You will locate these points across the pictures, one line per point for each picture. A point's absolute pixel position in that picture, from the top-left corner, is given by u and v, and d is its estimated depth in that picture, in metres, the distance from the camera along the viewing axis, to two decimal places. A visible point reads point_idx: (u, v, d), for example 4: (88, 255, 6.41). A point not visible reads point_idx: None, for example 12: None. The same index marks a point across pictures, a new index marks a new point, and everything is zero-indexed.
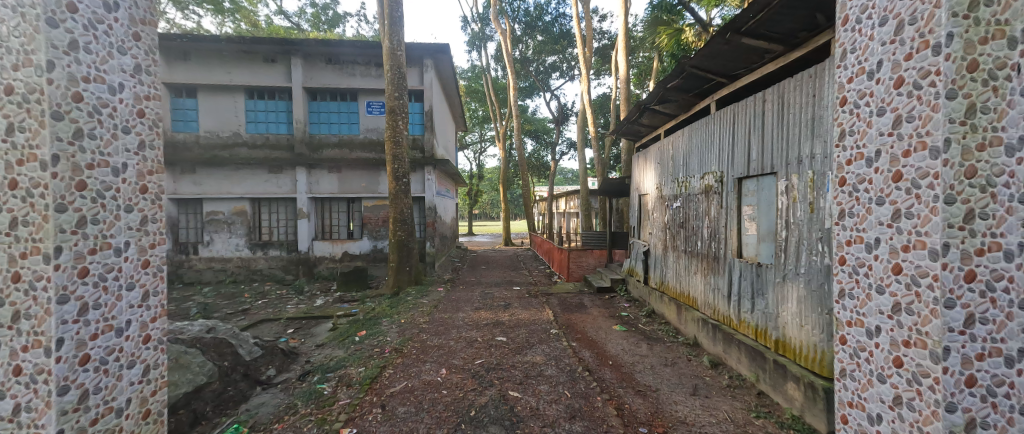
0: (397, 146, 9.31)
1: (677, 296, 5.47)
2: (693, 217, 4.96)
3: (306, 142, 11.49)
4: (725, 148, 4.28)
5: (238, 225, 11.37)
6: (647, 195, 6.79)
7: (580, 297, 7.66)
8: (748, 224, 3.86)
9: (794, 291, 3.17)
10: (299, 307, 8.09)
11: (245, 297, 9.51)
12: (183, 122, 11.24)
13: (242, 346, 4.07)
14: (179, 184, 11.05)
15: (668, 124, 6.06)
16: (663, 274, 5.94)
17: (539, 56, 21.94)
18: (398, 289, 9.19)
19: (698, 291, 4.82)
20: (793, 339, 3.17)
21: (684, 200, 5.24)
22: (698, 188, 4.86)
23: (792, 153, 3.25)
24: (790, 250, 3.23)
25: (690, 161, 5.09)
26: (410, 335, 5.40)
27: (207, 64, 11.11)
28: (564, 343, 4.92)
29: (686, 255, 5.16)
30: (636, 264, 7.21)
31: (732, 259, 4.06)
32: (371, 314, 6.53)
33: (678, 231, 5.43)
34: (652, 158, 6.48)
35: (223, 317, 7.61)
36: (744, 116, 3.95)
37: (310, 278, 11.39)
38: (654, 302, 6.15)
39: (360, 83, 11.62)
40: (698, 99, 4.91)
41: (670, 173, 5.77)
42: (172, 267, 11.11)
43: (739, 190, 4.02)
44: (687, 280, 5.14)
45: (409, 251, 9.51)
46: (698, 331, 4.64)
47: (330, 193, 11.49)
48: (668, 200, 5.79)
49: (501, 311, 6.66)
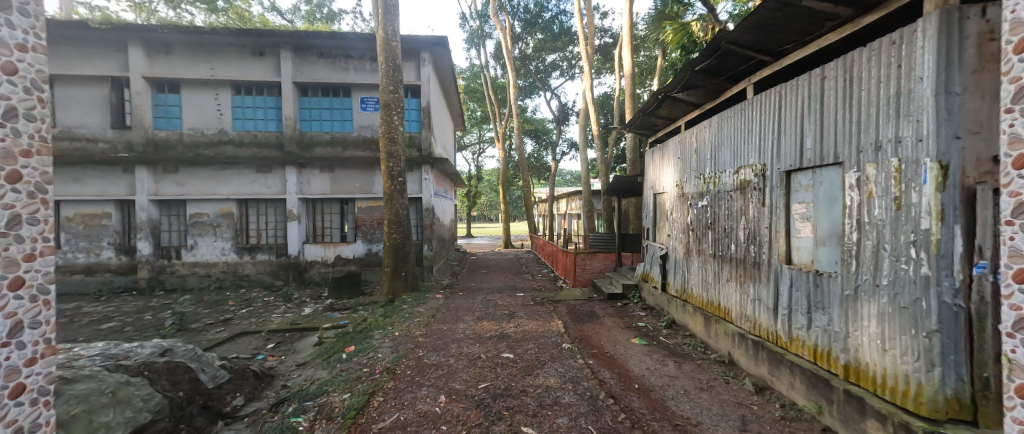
0: (393, 143, 8.72)
1: (703, 305, 4.90)
2: (724, 217, 4.38)
3: (297, 140, 10.89)
4: (767, 137, 3.71)
5: (224, 228, 10.73)
6: (664, 194, 6.22)
7: (590, 304, 7.07)
8: (801, 224, 3.28)
9: (872, 307, 2.59)
10: (286, 316, 7.48)
11: (230, 304, 8.87)
12: (165, 119, 10.59)
13: (205, 370, 3.44)
14: (161, 184, 10.42)
15: (689, 115, 5.50)
16: (685, 280, 5.37)
17: (540, 55, 21.41)
18: (393, 296, 8.56)
19: (730, 301, 4.27)
20: (871, 365, 2.60)
21: (711, 198, 4.68)
22: (730, 183, 4.30)
23: (866, 138, 2.67)
24: (866, 257, 2.65)
25: (719, 154, 4.53)
26: (405, 351, 4.79)
27: (190, 57, 10.49)
28: (580, 361, 4.31)
29: (715, 261, 4.59)
30: (652, 269, 6.64)
31: (779, 266, 3.48)
32: (363, 325, 5.91)
33: (705, 233, 4.85)
34: (671, 153, 5.91)
35: (202, 328, 6.96)
36: (792, 98, 3.39)
37: (301, 284, 10.75)
38: (674, 312, 5.59)
39: (353, 78, 11.04)
40: (731, 84, 4.34)
41: (693, 169, 5.20)
42: (153, 273, 10.42)
43: (787, 184, 3.44)
44: (717, 289, 4.56)
45: (405, 255, 8.89)
46: (733, 347, 4.07)
47: (322, 194, 10.88)
48: (691, 198, 5.21)
49: (506, 321, 6.06)
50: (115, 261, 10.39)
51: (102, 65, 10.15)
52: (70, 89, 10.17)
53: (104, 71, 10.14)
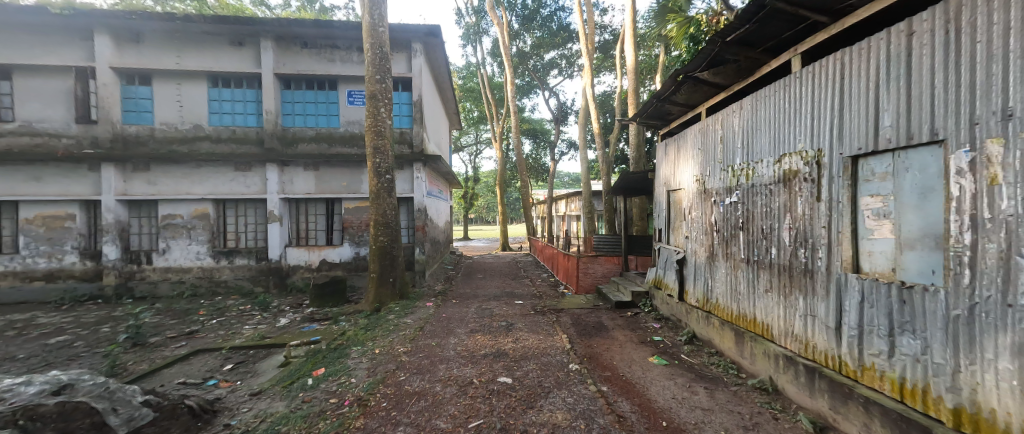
0: (379, 138, 7.99)
1: (732, 318, 4.22)
2: (762, 215, 3.71)
3: (278, 136, 10.14)
4: (822, 116, 3.02)
5: (199, 230, 9.95)
6: (681, 191, 5.54)
7: (596, 314, 6.36)
8: (877, 223, 2.59)
9: (1004, 337, 1.89)
10: (259, 329, 6.73)
11: (200, 314, 8.09)
12: (135, 113, 9.82)
13: (118, 410, 2.67)
14: (130, 184, 9.64)
15: (712, 100, 4.81)
16: (709, 289, 4.69)
17: (538, 52, 20.76)
18: (380, 305, 7.81)
19: (769, 315, 3.59)
20: (1000, 414, 1.90)
21: (743, 193, 4.00)
22: (769, 176, 3.61)
23: (986, 105, 1.99)
24: (988, 266, 1.96)
25: (753, 141, 3.86)
26: (383, 375, 4.05)
27: (161, 46, 9.74)
28: (591, 388, 3.60)
29: (749, 267, 3.91)
30: (666, 275, 5.95)
31: (844, 275, 2.79)
32: (338, 341, 5.16)
33: (734, 235, 4.17)
34: (689, 145, 5.24)
35: (161, 342, 6.20)
36: (859, 66, 2.71)
37: (282, 291, 9.99)
38: (696, 326, 4.89)
39: (340, 70, 10.31)
40: (768, 58, 3.67)
41: (718, 160, 4.51)
42: (121, 280, 9.63)
43: (853, 173, 2.76)
44: (751, 300, 3.87)
45: (393, 259, 8.15)
46: (778, 372, 3.38)
47: (305, 193, 10.14)
48: (717, 195, 4.53)
49: (502, 335, 5.35)
50: (79, 266, 9.58)
51: (64, 54, 9.38)
52: (29, 81, 9.40)
53: (67, 61, 9.37)
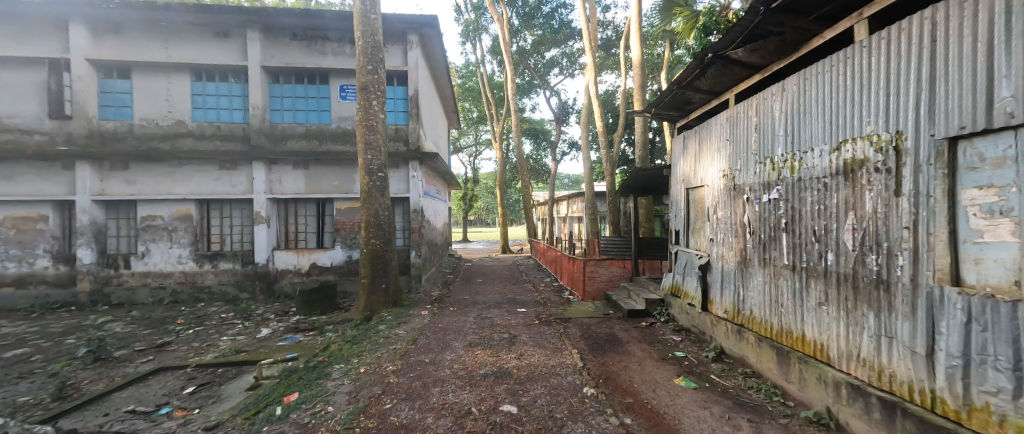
0: (371, 133, 7.41)
1: (771, 334, 3.64)
2: (813, 214, 3.13)
3: (265, 133, 9.57)
4: (902, 91, 2.45)
5: (181, 232, 9.36)
6: (705, 188, 4.96)
7: (608, 324, 5.77)
8: (991, 222, 2.00)
9: None
10: (237, 341, 6.14)
11: (177, 323, 7.49)
12: (114, 108, 9.24)
13: None
14: (107, 183, 9.05)
15: (743, 84, 4.24)
16: (741, 299, 4.11)
17: (539, 50, 20.17)
18: (371, 313, 7.20)
19: (824, 333, 3.02)
20: None
21: (787, 188, 3.42)
22: (823, 167, 3.05)
23: None
24: None
25: (800, 127, 3.30)
26: (367, 401, 3.46)
27: (143, 38, 9.18)
28: (612, 421, 3.01)
29: (795, 275, 3.33)
30: (686, 281, 5.37)
31: (939, 289, 2.22)
32: (319, 358, 4.56)
33: (775, 237, 3.59)
34: (715, 136, 4.67)
35: (126, 357, 5.60)
36: (959, 26, 2.14)
37: (269, 297, 9.39)
38: (725, 341, 4.31)
39: (332, 63, 9.75)
40: (823, 28, 3.07)
41: (753, 152, 3.93)
42: (97, 286, 9.03)
43: (950, 160, 2.18)
44: (799, 315, 3.29)
45: (386, 264, 7.55)
46: (839, 403, 2.80)
47: (294, 193, 9.56)
48: (752, 192, 3.94)
49: (505, 350, 4.76)
50: (52, 271, 8.99)
51: (37, 46, 8.80)
52: None
53: (39, 53, 8.79)
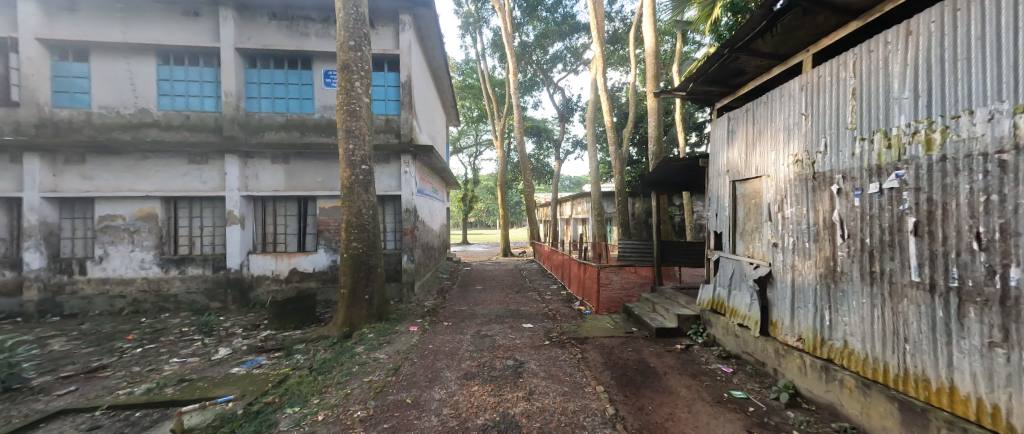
0: (354, 119, 6.38)
1: (885, 378, 2.59)
2: (976, 210, 2.08)
3: (240, 123, 8.56)
4: None
5: (145, 234, 8.33)
6: (765, 179, 3.90)
7: (635, 346, 4.72)
8: None
9: None
10: (185, 365, 5.09)
11: (127, 338, 6.44)
12: (68, 94, 8.23)
13: None
14: (60, 178, 8.02)
15: (829, 38, 3.22)
16: (831, 325, 3.05)
17: (541, 44, 19.16)
18: (352, 328, 6.15)
19: (1000, 391, 1.97)
20: None
21: (917, 172, 2.38)
22: (997, 136, 1.99)
23: None
24: None
25: (945, 82, 2.26)
26: None
27: (101, 15, 8.17)
28: None
29: (935, 298, 2.29)
30: (735, 295, 4.32)
31: None
32: (268, 399, 3.54)
33: (894, 243, 2.55)
34: (784, 111, 3.63)
35: (44, 386, 4.56)
36: None
37: (244, 306, 8.38)
38: (802, 379, 3.26)
39: (314, 45, 8.74)
40: None
41: (852, 126, 2.88)
42: (47, 294, 8.01)
43: None
44: (943, 356, 2.25)
45: (370, 271, 6.50)
46: None
47: (272, 190, 8.54)
48: (851, 181, 2.87)
49: (510, 386, 3.69)
50: None
51: None
52: None
53: None
